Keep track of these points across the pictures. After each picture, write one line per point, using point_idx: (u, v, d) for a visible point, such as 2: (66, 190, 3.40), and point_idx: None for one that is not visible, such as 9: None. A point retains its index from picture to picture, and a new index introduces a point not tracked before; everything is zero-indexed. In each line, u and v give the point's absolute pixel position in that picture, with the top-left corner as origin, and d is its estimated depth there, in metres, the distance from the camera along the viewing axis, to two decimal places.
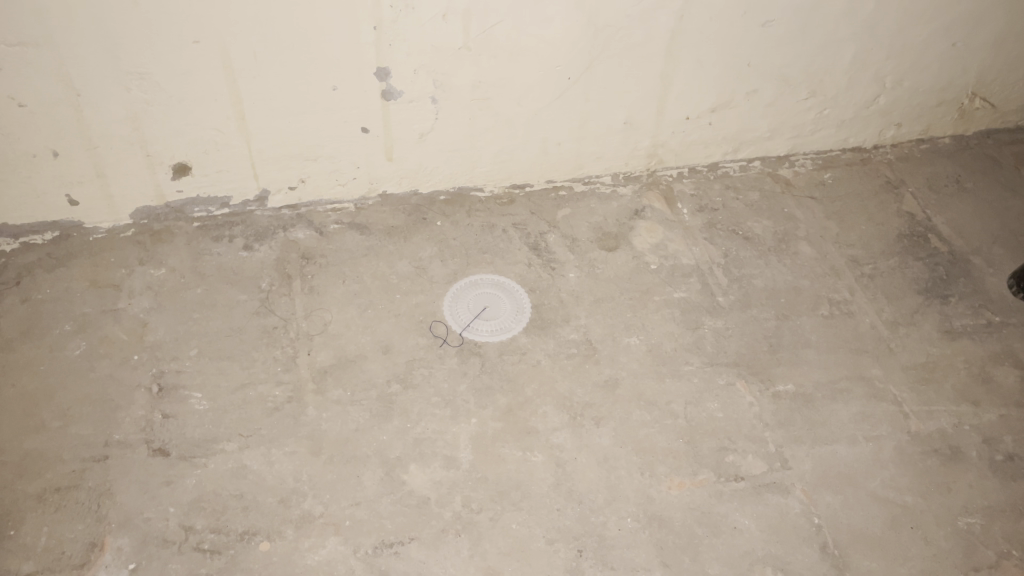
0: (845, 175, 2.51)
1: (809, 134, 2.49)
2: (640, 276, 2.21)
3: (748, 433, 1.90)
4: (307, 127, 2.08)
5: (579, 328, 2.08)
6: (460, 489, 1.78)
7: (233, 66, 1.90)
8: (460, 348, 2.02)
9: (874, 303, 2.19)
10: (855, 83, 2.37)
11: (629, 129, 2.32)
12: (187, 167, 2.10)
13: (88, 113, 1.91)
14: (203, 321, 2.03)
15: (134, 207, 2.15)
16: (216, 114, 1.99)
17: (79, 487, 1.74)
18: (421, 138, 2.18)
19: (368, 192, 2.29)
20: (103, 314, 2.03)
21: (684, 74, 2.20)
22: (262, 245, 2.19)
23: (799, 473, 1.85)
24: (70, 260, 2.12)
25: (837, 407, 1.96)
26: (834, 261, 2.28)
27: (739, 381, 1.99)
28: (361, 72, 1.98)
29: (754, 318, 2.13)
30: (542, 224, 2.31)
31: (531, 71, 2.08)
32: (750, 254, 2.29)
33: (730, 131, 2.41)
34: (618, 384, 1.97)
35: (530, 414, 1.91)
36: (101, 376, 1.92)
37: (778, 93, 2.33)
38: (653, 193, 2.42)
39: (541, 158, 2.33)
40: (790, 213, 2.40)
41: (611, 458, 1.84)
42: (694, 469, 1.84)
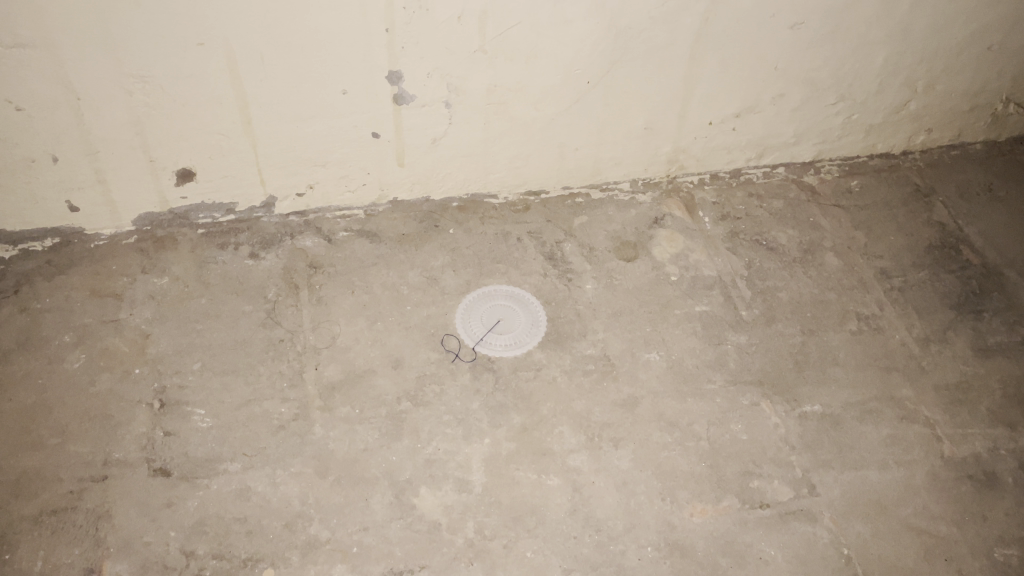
0: (873, 182, 2.42)
1: (837, 139, 2.39)
2: (661, 288, 2.13)
3: (774, 456, 1.82)
4: (315, 132, 2.00)
5: (597, 342, 2.00)
6: (473, 514, 1.71)
7: (239, 69, 1.82)
8: (473, 363, 1.95)
9: (904, 318, 2.10)
10: (885, 87, 2.27)
11: (649, 134, 2.23)
12: (192, 172, 2.02)
13: (88, 117, 1.83)
14: (207, 333, 1.96)
15: (137, 213, 2.08)
16: (221, 119, 1.91)
17: (77, 509, 1.68)
18: (433, 143, 2.10)
19: (378, 198, 2.21)
20: (104, 325, 1.96)
21: (708, 78, 2.11)
22: (269, 253, 2.12)
23: (828, 500, 1.76)
24: (71, 268, 2.05)
25: (867, 429, 1.88)
26: (862, 274, 2.19)
27: (763, 401, 1.91)
28: (372, 76, 1.90)
29: (779, 334, 2.05)
30: (559, 233, 2.23)
31: (549, 75, 2.00)
32: (775, 265, 2.20)
33: (754, 137, 2.32)
34: (637, 403, 1.89)
35: (546, 434, 1.83)
36: (101, 391, 1.85)
37: (805, 98, 2.24)
38: (674, 200, 2.33)
39: (558, 163, 2.25)
40: (816, 222, 2.31)
41: (631, 482, 1.76)
42: (717, 495, 1.76)
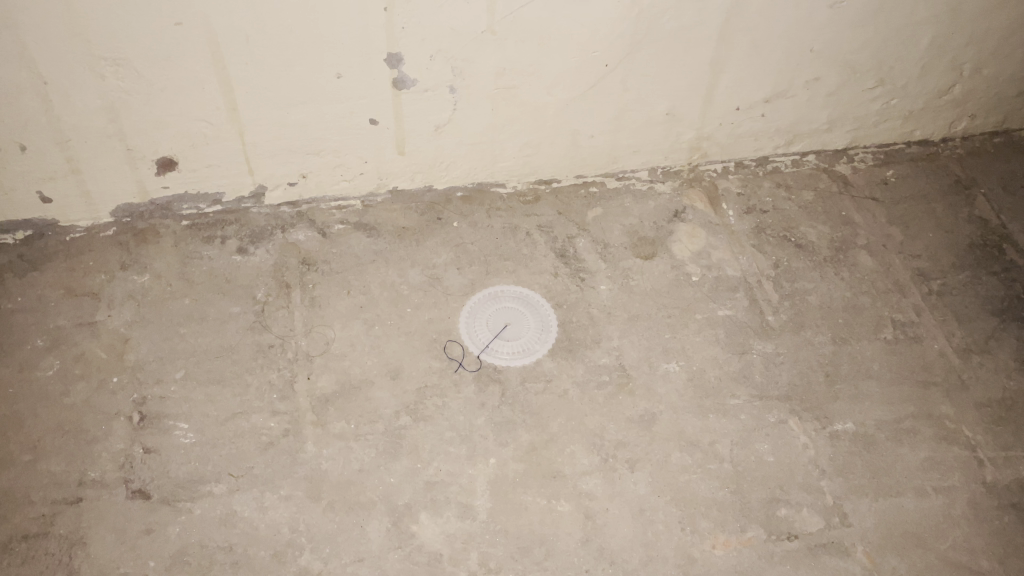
0: (910, 172, 2.24)
1: (873, 126, 2.21)
2: (681, 289, 1.97)
3: (802, 481, 1.69)
4: (308, 118, 1.83)
5: (612, 350, 1.86)
6: (477, 544, 1.58)
7: (222, 52, 1.64)
8: (478, 373, 1.80)
9: (944, 326, 1.95)
10: (928, 71, 2.08)
11: (671, 120, 2.05)
12: (173, 161, 1.86)
13: (57, 103, 1.66)
14: (190, 338, 1.82)
15: (115, 204, 1.92)
16: (204, 104, 1.74)
17: (49, 535, 1.56)
18: (437, 130, 1.93)
19: (376, 188, 2.05)
20: (80, 328, 1.81)
21: (737, 61, 1.93)
22: (259, 248, 1.96)
23: (861, 531, 1.63)
24: (44, 263, 1.89)
25: (903, 452, 1.74)
26: (898, 276, 2.03)
27: (792, 418, 1.77)
28: (369, 59, 1.72)
29: (808, 343, 1.90)
30: (571, 227, 2.07)
31: (564, 58, 1.82)
32: (804, 265, 2.04)
33: (784, 123, 2.14)
34: (655, 420, 1.75)
35: (556, 454, 1.70)
36: (76, 402, 1.71)
37: (841, 82, 2.05)
38: (695, 191, 2.16)
39: (572, 151, 2.07)
40: (848, 217, 2.14)
41: (648, 509, 1.63)
42: (742, 525, 1.62)
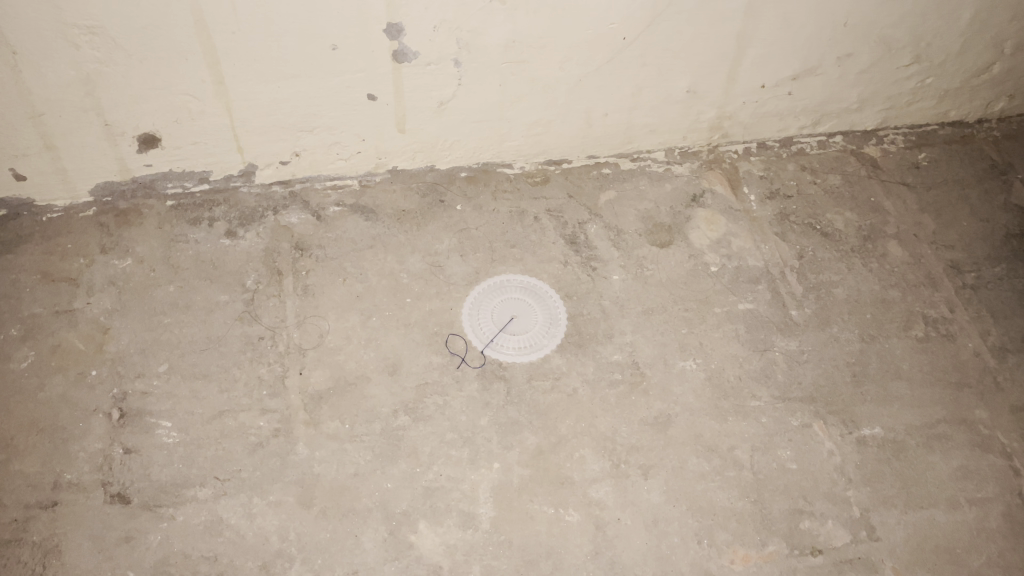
0: (943, 156, 2.11)
1: (906, 105, 2.07)
2: (699, 280, 1.85)
3: (827, 491, 1.59)
4: (300, 93, 1.69)
5: (625, 346, 1.74)
6: (479, 556, 1.48)
7: (207, 20, 1.50)
8: (482, 370, 1.69)
9: (978, 323, 1.83)
10: (968, 48, 1.94)
11: (691, 98, 1.91)
12: (156, 138, 1.72)
13: (28, 74, 1.53)
14: (175, 328, 1.70)
15: (94, 182, 1.79)
16: (188, 77, 1.60)
17: (21, 542, 1.45)
18: (440, 107, 1.79)
19: (375, 167, 1.91)
20: (57, 317, 1.70)
21: (765, 36, 1.78)
22: (248, 231, 1.83)
23: (889, 547, 1.54)
24: (19, 245, 1.77)
25: (935, 460, 1.64)
26: (930, 268, 1.91)
27: (816, 422, 1.66)
28: (368, 29, 1.58)
29: (834, 340, 1.78)
30: (582, 212, 1.94)
31: (579, 30, 1.68)
32: (830, 255, 1.91)
33: (812, 102, 2.00)
34: (670, 423, 1.64)
35: (564, 459, 1.59)
36: (52, 397, 1.60)
37: (875, 58, 1.91)
38: (715, 173, 2.02)
39: (584, 129, 1.93)
40: (877, 203, 2.01)
41: (662, 520, 1.54)
42: (763, 539, 1.53)
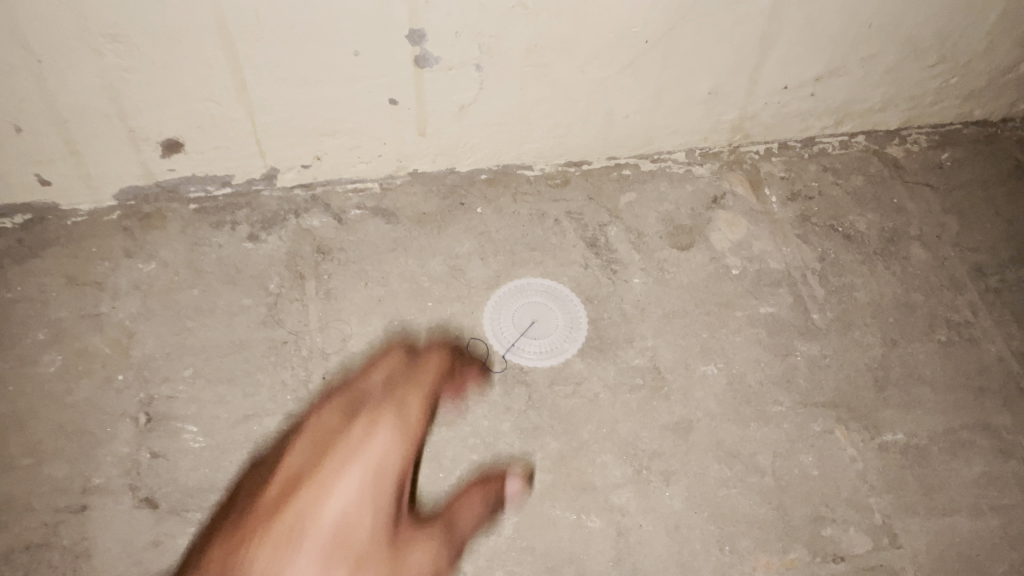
0: (966, 156, 2.09)
1: (929, 105, 2.05)
2: (720, 283, 1.85)
3: (849, 497, 1.59)
4: (323, 98, 1.69)
5: (646, 350, 1.74)
6: (503, 562, 1.50)
7: (231, 27, 1.50)
8: (503, 375, 1.69)
9: (1001, 327, 1.83)
10: (994, 48, 1.90)
11: (713, 99, 1.90)
12: (180, 143, 1.73)
13: (53, 82, 1.53)
14: (199, 332, 1.72)
15: (118, 187, 1.80)
16: (212, 83, 1.61)
17: (52, 546, 1.48)
18: (461, 110, 1.79)
19: (395, 171, 1.92)
20: (83, 321, 1.71)
21: (788, 37, 1.77)
22: (271, 235, 1.85)
23: (912, 554, 1.55)
24: (44, 249, 1.79)
25: (958, 467, 1.64)
26: (954, 271, 1.90)
27: (838, 427, 1.66)
28: (390, 35, 1.58)
29: (856, 344, 1.77)
30: (603, 214, 1.94)
31: (601, 33, 1.67)
32: (852, 257, 1.90)
33: (835, 102, 1.98)
34: (692, 428, 1.65)
35: (586, 464, 1.60)
36: (79, 401, 1.62)
37: (899, 58, 1.88)
38: (736, 174, 2.02)
39: (605, 131, 1.93)
40: (900, 205, 2.00)
41: (684, 526, 1.55)
42: (785, 546, 1.54)
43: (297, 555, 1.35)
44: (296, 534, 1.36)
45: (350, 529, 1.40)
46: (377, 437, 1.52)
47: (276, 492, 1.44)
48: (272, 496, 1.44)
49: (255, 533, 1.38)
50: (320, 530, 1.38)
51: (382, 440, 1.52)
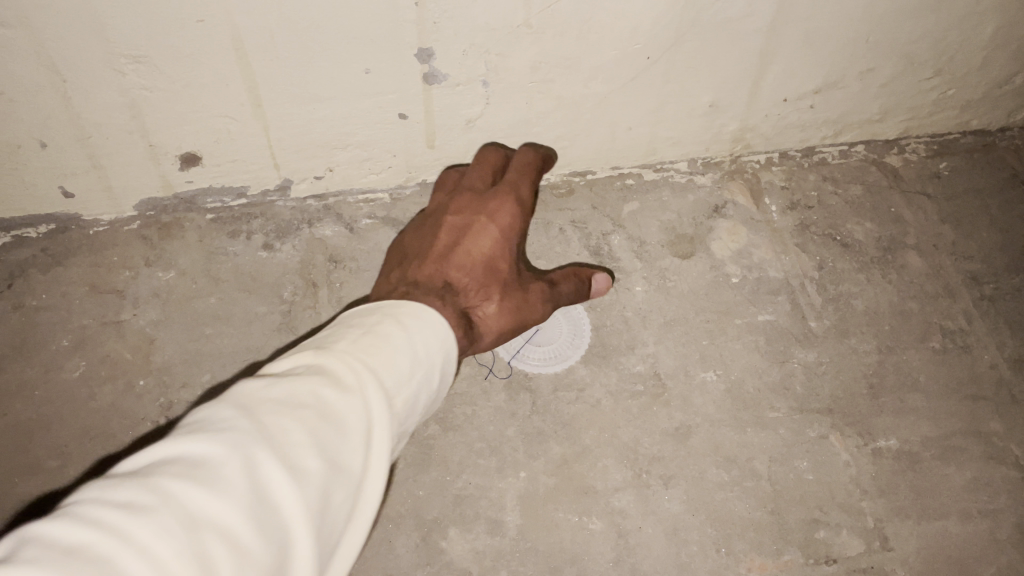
0: (964, 165, 2.13)
1: (927, 116, 2.08)
2: (719, 291, 1.90)
3: (842, 501, 1.65)
4: (335, 113, 1.74)
5: (647, 357, 1.80)
6: (508, 562, 1.57)
7: (247, 48, 1.54)
8: (508, 381, 1.75)
9: (995, 335, 1.88)
10: (991, 61, 1.93)
11: (714, 112, 1.94)
12: (197, 156, 1.79)
13: (78, 100, 1.58)
14: (216, 339, 1.79)
15: (137, 199, 1.87)
16: (228, 101, 1.66)
17: None
18: (469, 124, 1.84)
19: (404, 181, 1.98)
20: (105, 328, 1.79)
21: (787, 54, 1.79)
22: (284, 244, 1.92)
23: (901, 556, 1.61)
24: (68, 258, 1.86)
25: (948, 472, 1.70)
26: (949, 280, 1.95)
27: (832, 433, 1.72)
28: (399, 55, 1.62)
29: (852, 352, 1.82)
30: (606, 223, 1.99)
31: (605, 51, 1.70)
32: (849, 266, 1.95)
33: (834, 114, 2.02)
34: (690, 433, 1.71)
35: (588, 468, 1.66)
36: (103, 405, 1.71)
37: (898, 72, 1.91)
38: (737, 184, 2.07)
39: (609, 142, 1.98)
40: (898, 214, 2.04)
41: (682, 529, 1.61)
42: (779, 548, 1.60)
43: (466, 277, 1.47)
44: (463, 269, 1.48)
45: (497, 262, 1.51)
46: (503, 210, 1.56)
47: (438, 251, 1.50)
48: (432, 251, 1.51)
49: (424, 280, 1.42)
50: (476, 263, 1.49)
51: (506, 212, 1.56)
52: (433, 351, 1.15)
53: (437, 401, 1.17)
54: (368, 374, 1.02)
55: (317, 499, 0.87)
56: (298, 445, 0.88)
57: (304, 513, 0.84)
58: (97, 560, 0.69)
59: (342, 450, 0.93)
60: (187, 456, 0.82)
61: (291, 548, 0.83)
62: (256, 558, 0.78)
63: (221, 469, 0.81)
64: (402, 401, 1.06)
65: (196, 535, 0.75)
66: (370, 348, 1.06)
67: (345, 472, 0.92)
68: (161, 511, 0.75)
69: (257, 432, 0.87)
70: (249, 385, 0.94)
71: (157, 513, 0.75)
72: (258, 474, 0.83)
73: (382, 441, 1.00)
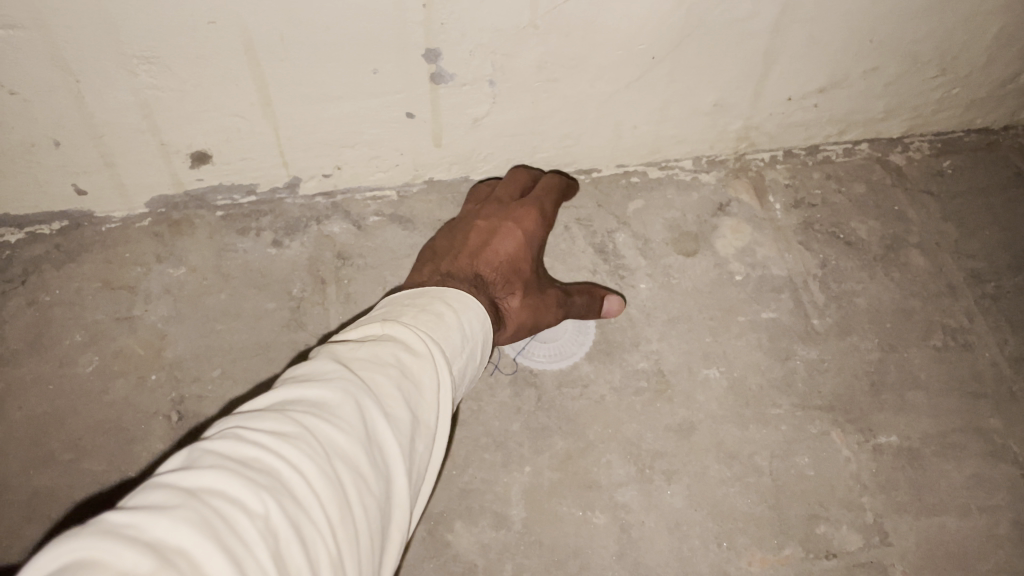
0: (967, 163, 2.14)
1: (931, 115, 2.10)
2: (723, 289, 1.92)
3: (843, 497, 1.67)
4: (343, 113, 1.76)
5: (651, 354, 1.82)
6: (512, 555, 1.59)
7: (256, 48, 1.56)
8: (514, 377, 1.77)
9: (996, 333, 1.89)
10: (994, 60, 1.94)
11: (719, 111, 1.95)
12: (207, 155, 1.81)
13: (91, 99, 1.61)
14: (226, 335, 1.82)
15: (149, 196, 1.90)
16: (238, 100, 1.68)
17: None
18: (475, 122, 1.86)
19: (412, 179, 2.01)
20: (117, 323, 1.82)
21: (791, 53, 1.81)
22: (293, 241, 1.95)
23: (901, 551, 1.63)
24: (81, 254, 1.89)
25: (948, 469, 1.72)
26: (951, 278, 1.96)
27: (833, 429, 1.74)
28: (406, 56, 1.64)
29: (854, 349, 1.84)
30: (611, 221, 2.01)
31: (610, 51, 1.72)
32: (852, 264, 1.97)
33: (838, 113, 2.03)
34: (693, 430, 1.73)
35: (592, 464, 1.69)
36: (116, 399, 1.74)
37: (901, 71, 1.93)
38: (741, 182, 2.08)
39: (614, 141, 2.00)
40: (901, 212, 2.06)
41: (684, 524, 1.64)
42: (780, 543, 1.63)
43: (494, 273, 1.56)
44: (490, 266, 1.57)
45: (520, 263, 1.61)
46: (526, 217, 1.68)
47: (466, 250, 1.60)
48: (461, 250, 1.60)
49: (456, 271, 1.50)
50: (502, 262, 1.59)
51: (530, 220, 1.68)
52: (475, 332, 1.30)
53: (483, 369, 1.33)
54: (435, 342, 1.18)
55: (407, 442, 1.03)
56: (392, 396, 1.04)
57: (400, 450, 1.00)
58: (259, 473, 0.84)
59: (422, 404, 1.09)
60: (308, 399, 0.97)
61: (392, 480, 0.99)
62: (372, 484, 0.94)
63: (340, 408, 0.96)
64: (457, 370, 1.21)
65: (332, 459, 0.90)
66: (427, 323, 1.21)
67: (425, 422, 1.08)
68: (302, 439, 0.90)
69: (361, 382, 1.02)
70: (336, 351, 1.10)
71: (294, 437, 0.89)
72: (365, 416, 0.98)
73: (449, 399, 1.16)
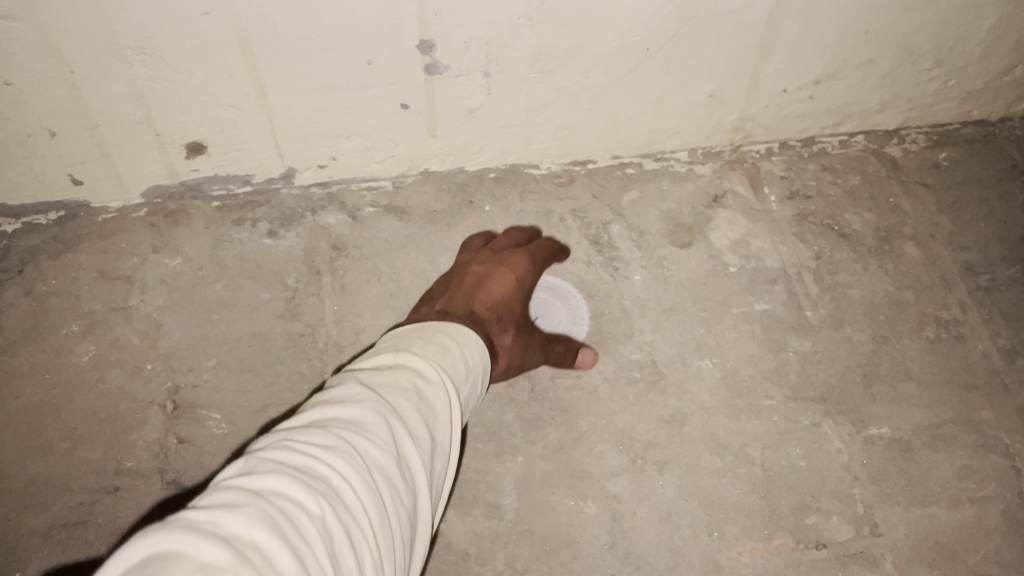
0: (963, 156, 2.14)
1: (928, 107, 2.09)
2: (717, 280, 1.92)
3: (834, 488, 1.69)
4: (337, 103, 1.77)
5: (644, 345, 1.83)
6: (505, 544, 1.61)
7: (250, 39, 1.56)
8: None
9: (989, 325, 1.90)
10: (991, 52, 1.93)
11: (714, 103, 1.95)
12: (202, 146, 1.82)
13: (86, 91, 1.61)
14: (222, 325, 1.84)
15: (145, 186, 1.90)
16: (233, 91, 1.68)
17: (87, 524, 1.64)
18: (470, 114, 1.86)
19: (407, 169, 2.01)
20: (113, 313, 1.83)
21: (787, 45, 1.81)
22: (289, 232, 1.95)
23: (890, 542, 1.65)
24: (78, 244, 1.90)
25: (939, 460, 1.73)
26: (945, 270, 1.96)
27: (825, 421, 1.75)
28: (399, 47, 1.64)
29: (847, 341, 1.85)
30: (606, 212, 2.01)
31: (605, 43, 1.72)
32: (846, 256, 1.97)
33: (834, 105, 2.03)
34: (685, 421, 1.74)
35: (585, 454, 1.70)
36: (112, 389, 1.76)
37: (897, 63, 1.92)
38: (736, 174, 2.08)
39: (610, 132, 2.00)
40: (896, 205, 2.06)
41: (675, 514, 1.65)
42: (770, 533, 1.64)
43: (489, 313, 1.57)
44: (485, 305, 1.57)
45: (514, 305, 1.62)
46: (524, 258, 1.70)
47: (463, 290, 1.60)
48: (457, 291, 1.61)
49: (451, 310, 1.51)
50: (498, 303, 1.60)
51: (527, 262, 1.70)
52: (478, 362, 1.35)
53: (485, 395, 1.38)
54: (448, 369, 1.23)
55: (428, 459, 1.09)
56: (416, 416, 1.09)
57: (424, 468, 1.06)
58: (314, 480, 0.88)
59: (438, 424, 1.14)
60: (343, 416, 1.01)
61: (416, 493, 1.04)
62: (403, 496, 1.00)
63: (376, 424, 1.01)
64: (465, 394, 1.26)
65: (373, 472, 0.95)
66: (437, 348, 1.26)
67: (442, 441, 1.14)
68: (345, 451, 0.94)
69: (389, 402, 1.07)
70: (358, 375, 1.14)
71: (338, 450, 0.94)
72: (395, 433, 1.03)
73: (460, 421, 1.21)
